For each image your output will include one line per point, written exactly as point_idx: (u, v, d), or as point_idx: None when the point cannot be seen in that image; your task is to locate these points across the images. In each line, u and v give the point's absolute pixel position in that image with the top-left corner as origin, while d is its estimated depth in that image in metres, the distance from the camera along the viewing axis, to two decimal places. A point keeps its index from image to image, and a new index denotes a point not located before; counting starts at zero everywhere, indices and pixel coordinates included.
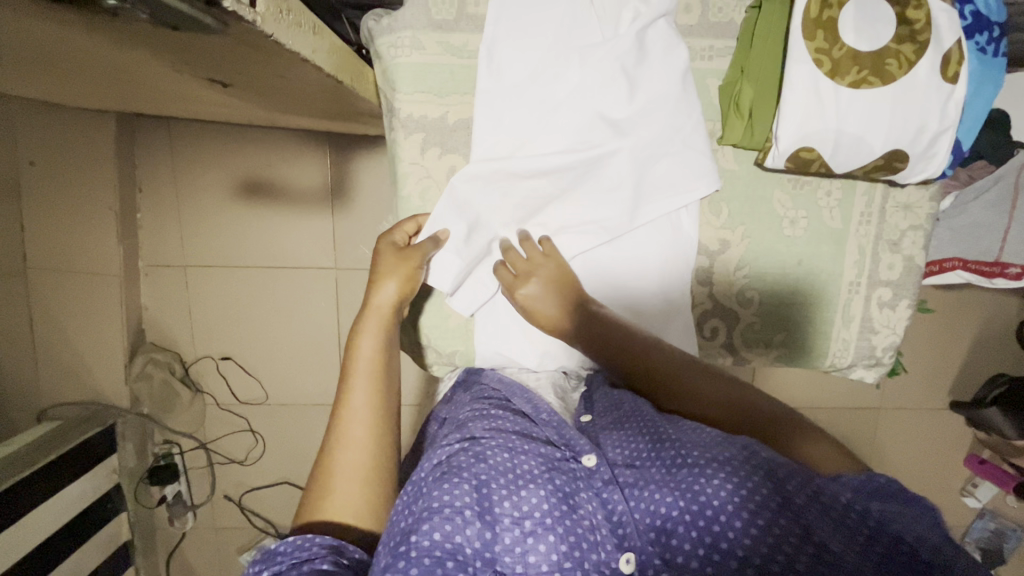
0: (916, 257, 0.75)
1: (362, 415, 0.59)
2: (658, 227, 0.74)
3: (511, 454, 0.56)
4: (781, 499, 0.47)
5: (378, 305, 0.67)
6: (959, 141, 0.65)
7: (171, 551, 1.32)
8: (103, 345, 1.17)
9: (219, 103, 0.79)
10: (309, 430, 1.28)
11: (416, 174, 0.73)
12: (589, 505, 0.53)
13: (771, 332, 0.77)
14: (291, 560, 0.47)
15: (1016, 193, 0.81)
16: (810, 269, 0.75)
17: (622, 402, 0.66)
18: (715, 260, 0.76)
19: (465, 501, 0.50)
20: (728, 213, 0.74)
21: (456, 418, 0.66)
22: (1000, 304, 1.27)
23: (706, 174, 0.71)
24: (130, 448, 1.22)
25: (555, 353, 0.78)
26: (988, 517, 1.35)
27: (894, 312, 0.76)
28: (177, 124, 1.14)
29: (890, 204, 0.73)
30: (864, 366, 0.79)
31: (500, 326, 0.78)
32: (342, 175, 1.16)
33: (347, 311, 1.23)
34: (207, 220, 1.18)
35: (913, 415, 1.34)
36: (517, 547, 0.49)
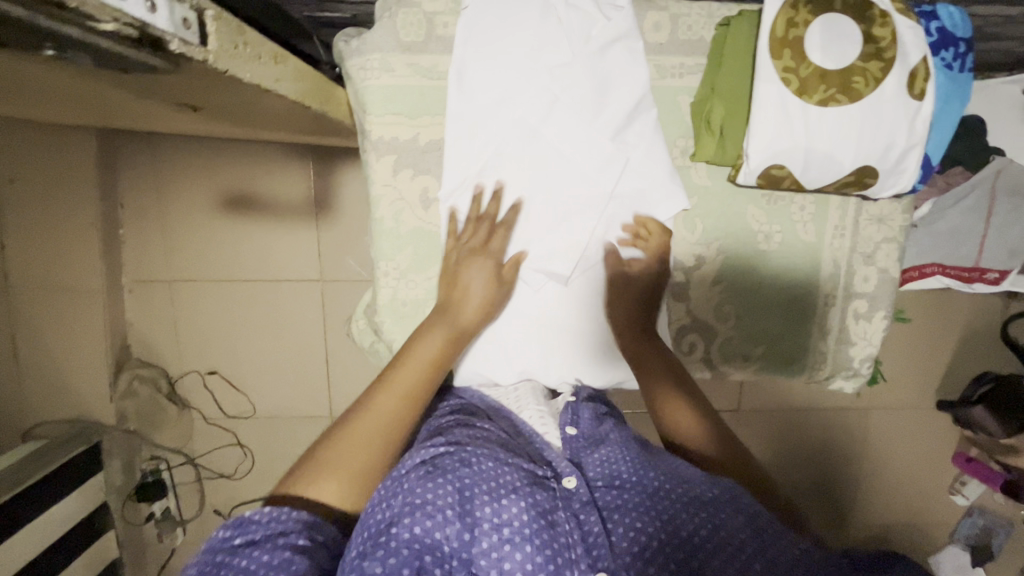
0: (891, 268, 0.75)
1: (399, 394, 0.60)
2: (631, 250, 0.73)
3: (496, 463, 0.56)
4: (759, 543, 0.53)
5: (461, 312, 0.67)
6: (929, 155, 0.65)
7: (162, 566, 1.31)
8: (86, 363, 1.16)
9: (196, 121, 0.78)
10: (299, 443, 1.28)
11: (388, 196, 0.72)
12: (567, 524, 0.53)
13: (749, 346, 0.77)
14: (266, 530, 0.49)
15: (992, 200, 0.79)
16: (786, 282, 0.75)
17: (607, 431, 0.65)
18: (691, 276, 0.75)
19: (447, 502, 0.51)
20: (703, 229, 0.74)
21: (434, 426, 0.65)
22: (982, 305, 1.29)
23: (673, 193, 0.71)
24: (117, 466, 1.22)
25: (532, 371, 0.76)
26: (976, 514, 1.38)
27: (870, 324, 0.76)
28: (158, 140, 1.13)
29: (863, 217, 0.73)
30: (843, 377, 0.79)
31: (481, 342, 0.75)
32: (328, 188, 1.16)
33: (335, 324, 1.23)
34: (193, 236, 1.17)
35: (900, 416, 1.35)
36: (494, 553, 0.50)
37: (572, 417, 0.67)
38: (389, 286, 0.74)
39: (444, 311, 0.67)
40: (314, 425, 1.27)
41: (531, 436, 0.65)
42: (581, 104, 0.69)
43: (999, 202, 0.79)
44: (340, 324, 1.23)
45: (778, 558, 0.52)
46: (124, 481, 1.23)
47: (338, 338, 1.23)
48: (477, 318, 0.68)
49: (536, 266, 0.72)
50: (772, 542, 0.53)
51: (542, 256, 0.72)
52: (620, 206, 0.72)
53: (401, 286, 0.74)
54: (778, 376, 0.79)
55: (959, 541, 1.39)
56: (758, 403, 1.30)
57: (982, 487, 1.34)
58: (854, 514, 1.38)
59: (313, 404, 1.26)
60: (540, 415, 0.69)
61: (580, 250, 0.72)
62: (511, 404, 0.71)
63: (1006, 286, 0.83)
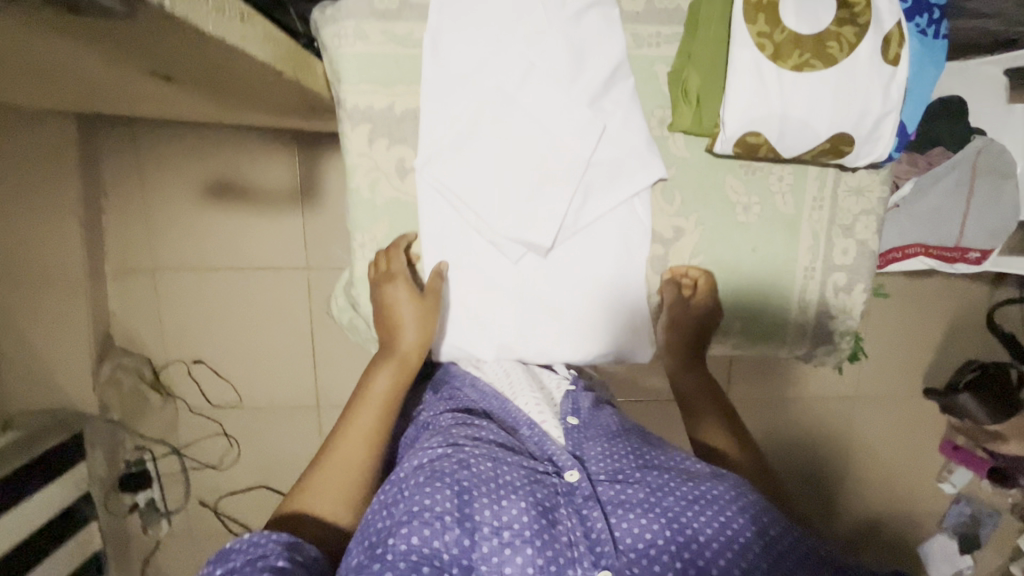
0: (870, 241, 0.75)
1: (358, 434, 0.65)
2: (609, 221, 0.73)
3: (494, 464, 0.58)
4: (768, 541, 0.54)
5: (402, 349, 0.71)
6: (905, 123, 0.65)
7: (146, 559, 1.30)
8: (68, 350, 1.14)
9: (173, 97, 0.78)
10: (284, 432, 1.27)
11: (364, 166, 0.71)
12: (569, 523, 0.55)
13: (728, 320, 0.77)
14: (247, 555, 0.51)
15: (971, 177, 0.79)
16: (765, 256, 0.75)
17: (609, 425, 0.67)
18: (670, 249, 0.75)
19: (445, 507, 0.53)
20: (681, 201, 0.73)
21: (435, 422, 0.66)
22: (967, 291, 1.29)
23: (649, 161, 0.71)
24: (100, 457, 1.20)
25: (511, 344, 0.76)
26: (964, 503, 1.38)
27: (850, 296, 0.76)
28: (138, 125, 1.12)
29: (842, 189, 0.73)
30: (824, 352, 0.78)
31: (463, 316, 0.75)
32: (312, 175, 1.15)
33: (321, 312, 1.22)
34: (176, 224, 1.15)
35: (886, 404, 1.35)
36: (495, 557, 0.52)
37: (572, 407, 0.69)
38: (365, 259, 0.75)
39: (389, 350, 0.71)
40: (299, 414, 1.26)
41: (531, 425, 0.66)
42: (551, 79, 0.70)
43: (977, 179, 0.80)
44: (325, 313, 1.22)
45: (784, 552, 0.53)
46: (108, 471, 1.22)
47: (323, 327, 1.23)
48: (419, 350, 0.72)
49: (515, 237, 0.72)
50: (778, 541, 0.54)
51: (518, 227, 0.71)
52: (595, 174, 0.72)
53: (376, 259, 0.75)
54: (758, 352, 0.79)
55: (947, 530, 1.39)
56: (743, 392, 1.30)
57: (970, 474, 1.34)
58: (842, 503, 1.38)
59: (298, 393, 1.25)
60: (536, 402, 0.69)
61: (558, 222, 0.71)
62: (506, 390, 0.72)
63: (983, 265, 0.85)
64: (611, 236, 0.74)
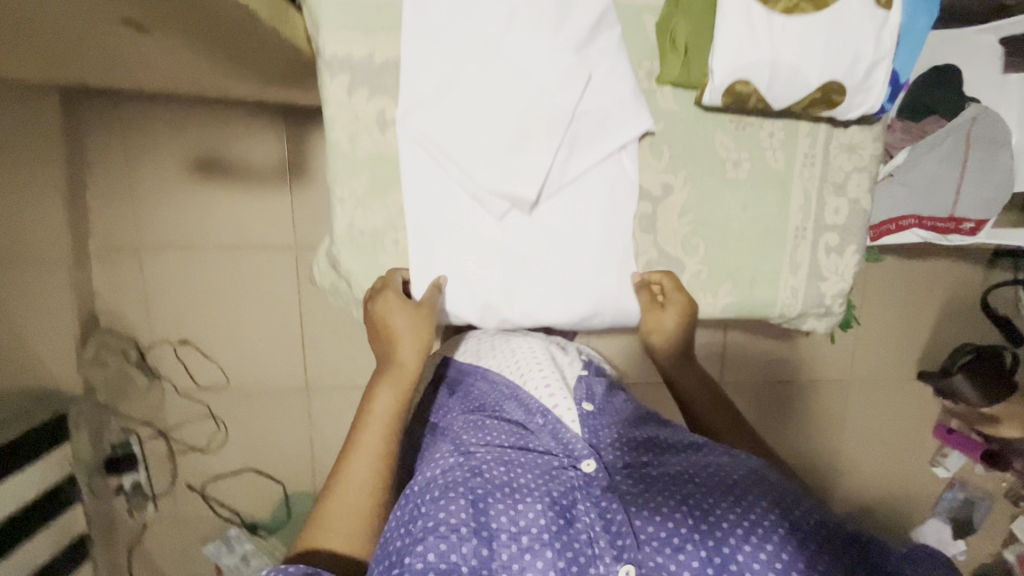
0: (861, 200, 0.73)
1: (367, 457, 0.62)
2: (596, 175, 0.70)
3: (507, 467, 0.60)
4: (792, 521, 0.54)
5: (402, 363, 0.67)
6: (898, 71, 0.65)
7: (133, 544, 1.28)
8: (51, 327, 1.12)
9: (150, 46, 0.75)
10: (272, 414, 1.25)
11: (344, 119, 0.68)
12: (587, 518, 0.56)
13: (717, 282, 0.73)
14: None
15: (967, 144, 0.79)
16: (755, 215, 0.72)
17: (621, 416, 0.71)
18: (658, 206, 0.71)
19: (461, 518, 0.54)
20: (669, 156, 0.71)
21: (451, 429, 0.69)
22: (964, 273, 1.28)
23: (637, 111, 0.68)
24: (85, 440, 1.16)
25: (496, 303, 0.71)
26: (958, 488, 1.37)
27: (841, 258, 0.73)
28: (121, 98, 1.09)
29: (833, 145, 0.71)
30: (815, 316, 0.76)
31: (445, 276, 0.71)
32: (301, 152, 1.13)
33: (310, 293, 1.19)
34: (162, 202, 1.13)
35: (881, 388, 1.34)
36: (516, 563, 0.53)
37: (587, 395, 0.72)
38: (345, 214, 0.70)
39: (388, 367, 0.67)
40: (288, 397, 1.25)
41: (545, 413, 0.67)
42: (534, 24, 0.65)
43: (972, 147, 0.79)
44: (314, 294, 1.20)
45: (809, 532, 0.54)
46: (92, 456, 1.18)
47: (312, 307, 1.20)
48: (419, 358, 0.68)
49: (499, 189, 0.67)
50: (801, 518, 0.55)
51: (502, 179, 0.67)
52: (582, 125, 0.68)
53: (358, 214, 0.70)
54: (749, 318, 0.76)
55: (941, 514, 1.38)
56: (738, 375, 1.28)
57: (963, 458, 1.34)
58: (835, 488, 1.37)
59: (288, 375, 1.23)
60: (545, 386, 0.71)
61: (544, 173, 0.67)
62: (516, 375, 0.73)
63: (981, 236, 0.83)
64: (599, 191, 0.70)
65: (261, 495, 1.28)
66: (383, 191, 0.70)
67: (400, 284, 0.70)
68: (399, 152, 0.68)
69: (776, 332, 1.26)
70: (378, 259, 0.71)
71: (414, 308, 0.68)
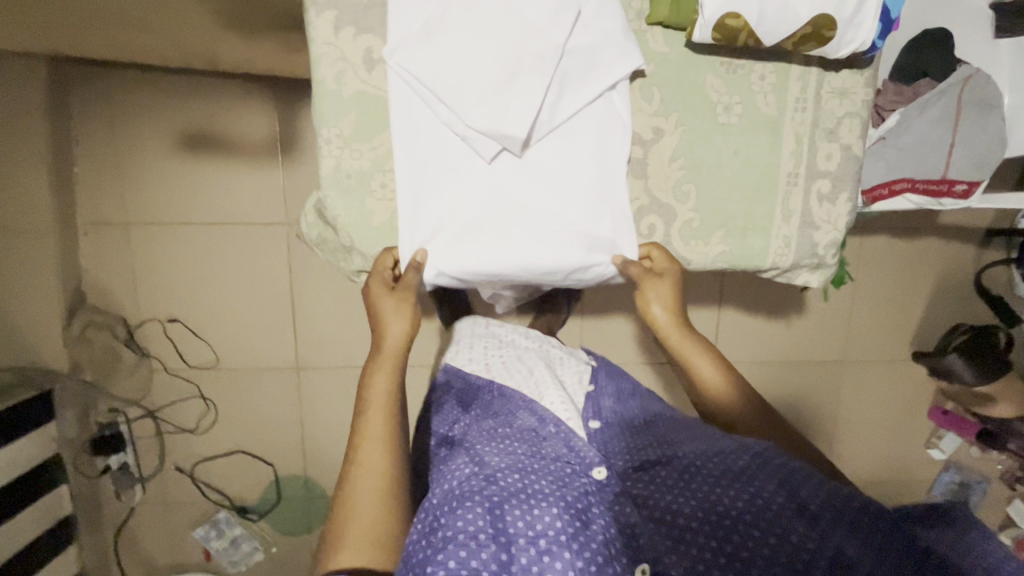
0: (854, 146, 0.71)
1: (374, 446, 0.65)
2: (586, 119, 0.67)
3: (522, 475, 0.64)
4: (798, 504, 0.58)
5: (386, 348, 0.71)
6: (887, 8, 0.64)
7: (120, 528, 1.26)
8: (36, 302, 1.10)
9: None
10: (262, 394, 1.23)
11: (331, 56, 0.64)
12: (601, 521, 0.60)
13: (709, 231, 0.72)
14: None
15: (957, 106, 0.79)
16: (747, 160, 0.70)
17: (635, 425, 0.75)
18: (649, 150, 0.69)
19: (480, 525, 0.57)
20: (660, 100, 0.68)
21: (469, 442, 0.74)
22: (959, 251, 1.27)
23: (629, 49, 0.65)
24: (70, 417, 1.17)
25: (483, 253, 0.68)
26: (954, 471, 1.36)
27: (834, 206, 0.72)
28: (112, 71, 1.08)
29: (825, 90, 0.69)
30: (807, 269, 0.75)
31: (426, 223, 0.67)
32: (290, 125, 1.12)
33: (298, 270, 1.18)
34: (152, 176, 1.12)
35: (876, 370, 1.33)
36: (535, 565, 0.56)
37: (594, 412, 0.77)
38: (332, 155, 0.66)
39: (377, 352, 0.71)
40: (278, 375, 1.23)
41: (557, 423, 0.73)
42: None
43: (962, 110, 0.79)
44: (303, 271, 1.18)
45: (820, 512, 0.57)
46: (78, 433, 1.18)
47: (300, 285, 1.19)
48: (403, 341, 0.71)
49: (488, 129, 0.62)
50: (814, 503, 0.58)
51: (491, 117, 0.62)
52: (572, 63, 0.65)
53: (346, 155, 0.66)
54: (740, 271, 0.74)
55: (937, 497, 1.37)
56: (732, 355, 1.27)
57: (958, 439, 1.32)
58: None
59: (277, 354, 1.22)
60: (561, 401, 0.77)
61: (535, 112, 0.62)
62: (533, 393, 0.79)
63: (971, 200, 0.83)
64: (588, 133, 0.67)
65: (250, 478, 1.27)
66: (368, 130, 0.66)
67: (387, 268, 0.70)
68: (387, 91, 0.65)
69: (769, 311, 1.25)
70: (362, 205, 0.68)
71: (391, 293, 0.69)
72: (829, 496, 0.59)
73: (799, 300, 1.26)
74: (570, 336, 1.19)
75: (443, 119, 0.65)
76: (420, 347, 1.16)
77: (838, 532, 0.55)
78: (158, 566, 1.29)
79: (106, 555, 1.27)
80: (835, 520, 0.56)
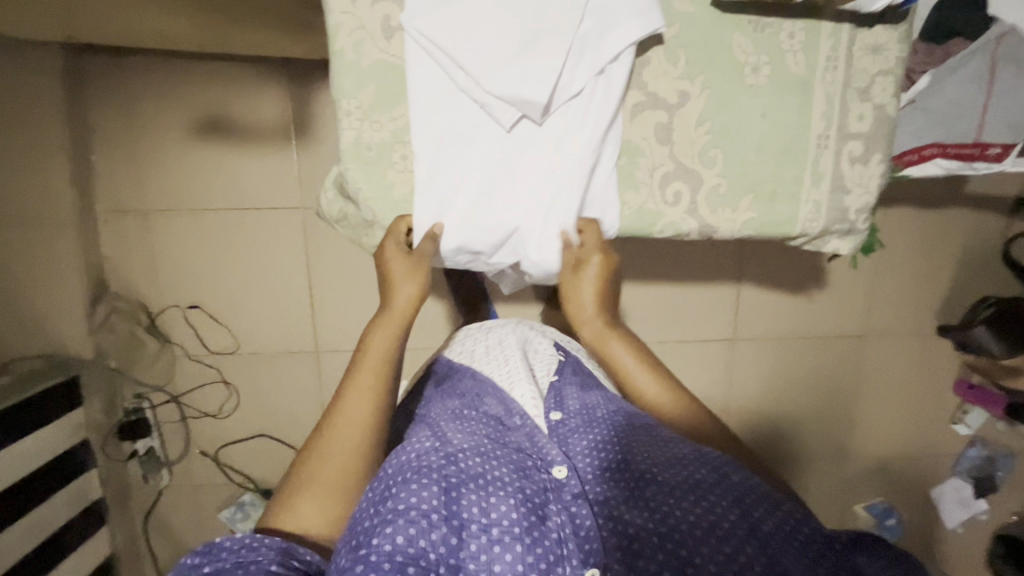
0: (887, 106, 0.69)
1: (365, 398, 0.65)
2: (597, 87, 0.65)
3: (483, 459, 0.60)
4: (748, 527, 0.55)
5: (396, 307, 0.70)
6: None
7: (148, 511, 1.28)
8: (60, 292, 1.11)
9: None
10: (283, 377, 1.25)
11: (348, 25, 0.63)
12: (558, 518, 0.56)
13: (737, 197, 0.70)
14: (240, 558, 0.51)
15: (992, 65, 0.77)
16: (776, 124, 0.68)
17: (596, 413, 0.68)
18: (674, 116, 0.67)
19: (432, 505, 0.54)
20: (686, 62, 0.66)
21: (432, 418, 0.69)
22: (988, 221, 1.23)
23: (646, 11, 0.62)
24: (97, 405, 1.19)
25: (489, 226, 0.67)
26: (980, 445, 1.33)
27: (866, 168, 0.70)
28: (125, 59, 1.08)
29: (857, 47, 0.67)
30: (838, 236, 0.73)
31: (443, 194, 0.67)
32: (304, 107, 1.11)
33: (316, 254, 1.18)
34: (168, 162, 1.12)
35: (899, 344, 1.30)
36: (483, 555, 0.53)
37: (556, 401, 0.72)
38: (351, 128, 0.66)
39: (384, 310, 0.70)
40: (297, 360, 1.24)
41: (524, 415, 0.68)
42: None
43: (999, 67, 0.77)
44: (321, 255, 1.18)
45: (771, 535, 0.54)
46: (105, 420, 1.21)
47: (318, 269, 1.19)
48: (410, 307, 0.70)
49: (508, 94, 0.62)
50: (764, 524, 0.55)
51: (508, 83, 0.62)
52: (592, 26, 0.64)
53: (366, 128, 0.66)
54: (767, 240, 0.73)
55: (962, 474, 1.35)
56: (753, 332, 1.26)
57: (984, 414, 1.30)
58: (852, 446, 1.36)
59: (296, 338, 1.22)
60: (531, 395, 0.71)
61: (557, 75, 0.62)
62: (503, 379, 0.75)
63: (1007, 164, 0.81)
64: (604, 99, 0.65)
65: (273, 462, 1.29)
66: (389, 103, 0.65)
67: (402, 235, 0.68)
68: (406, 59, 0.64)
69: (792, 286, 1.23)
70: (382, 176, 0.67)
71: (404, 257, 0.68)
72: (784, 521, 0.55)
73: (822, 274, 1.23)
74: None
75: (460, 84, 0.64)
76: (436, 327, 1.16)
77: (788, 553, 0.52)
78: (187, 548, 1.32)
79: (136, 537, 1.30)
80: (784, 543, 0.53)
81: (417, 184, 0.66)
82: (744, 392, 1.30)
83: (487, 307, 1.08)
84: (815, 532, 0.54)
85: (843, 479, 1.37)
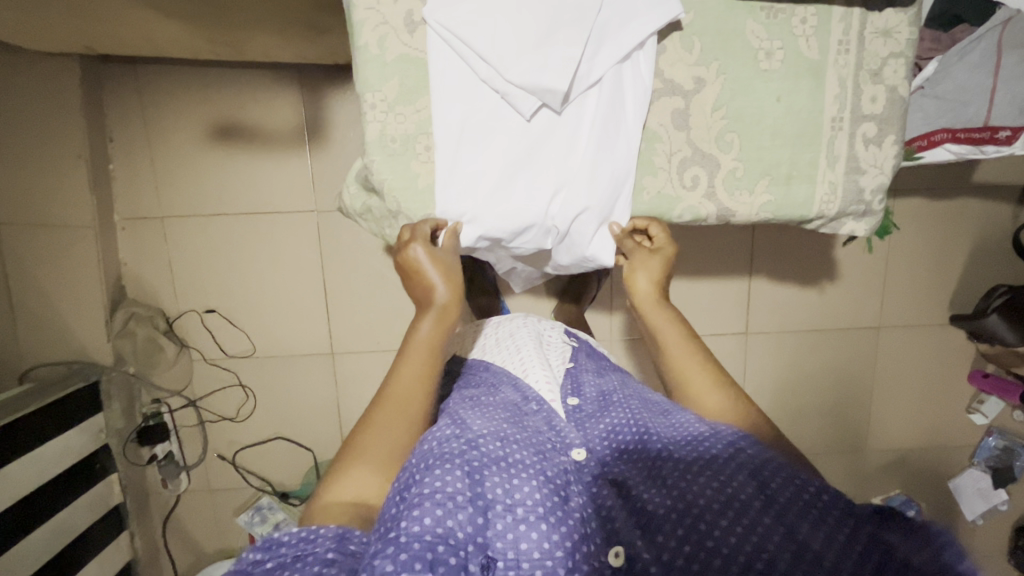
0: (899, 87, 0.70)
1: (407, 387, 0.64)
2: (618, 76, 0.67)
3: (503, 443, 0.59)
4: (767, 497, 0.54)
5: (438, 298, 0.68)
6: None
7: (167, 515, 1.29)
8: (81, 297, 1.13)
9: None
10: (299, 380, 1.26)
11: (371, 21, 0.65)
12: (580, 498, 0.56)
13: (753, 181, 0.71)
14: (298, 551, 0.49)
15: (999, 50, 0.78)
16: (791, 108, 0.69)
17: (611, 400, 0.70)
18: (691, 100, 0.69)
19: (458, 487, 0.52)
20: (701, 49, 0.68)
21: (448, 407, 0.69)
22: (998, 208, 1.24)
23: (662, 3, 0.64)
24: (117, 409, 1.19)
25: (512, 213, 0.68)
26: (998, 436, 1.32)
27: (881, 149, 0.71)
28: (142, 67, 1.10)
29: (868, 30, 0.68)
30: (853, 218, 0.74)
31: (465, 181, 0.68)
32: (317, 112, 1.13)
33: (330, 256, 1.19)
34: (184, 168, 1.14)
35: (913, 334, 1.30)
36: (510, 534, 0.51)
37: (574, 389, 0.73)
38: (376, 120, 0.67)
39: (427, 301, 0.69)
40: (313, 362, 1.25)
41: (540, 401, 0.69)
42: None
43: (1005, 53, 0.78)
44: (336, 257, 1.20)
45: (787, 505, 0.53)
46: (125, 424, 1.21)
47: (332, 271, 1.20)
48: (453, 298, 0.69)
49: (528, 84, 0.63)
50: (780, 494, 0.54)
51: (531, 72, 0.63)
52: (610, 17, 0.65)
53: (390, 120, 0.67)
54: (782, 221, 0.74)
55: (978, 464, 1.34)
56: (765, 324, 1.26)
57: (1001, 404, 1.29)
58: (868, 439, 1.35)
59: (312, 340, 1.24)
60: (546, 381, 0.73)
61: (576, 64, 0.63)
62: (518, 368, 0.76)
63: (1017, 146, 0.82)
64: (625, 88, 0.67)
65: (290, 465, 1.29)
66: (412, 96, 0.67)
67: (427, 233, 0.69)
68: (428, 53, 0.65)
69: (803, 278, 1.24)
70: (407, 166, 0.69)
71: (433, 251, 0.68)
72: (802, 491, 0.54)
73: (833, 265, 1.24)
74: (600, 310, 1.19)
75: (480, 73, 0.65)
76: None
77: (804, 524, 0.51)
78: (204, 552, 1.32)
79: (155, 542, 1.30)
80: (800, 513, 0.52)
81: (440, 175, 0.68)
82: (758, 387, 1.30)
83: (497, 303, 1.09)
84: (835, 500, 0.54)
85: (860, 472, 1.37)
